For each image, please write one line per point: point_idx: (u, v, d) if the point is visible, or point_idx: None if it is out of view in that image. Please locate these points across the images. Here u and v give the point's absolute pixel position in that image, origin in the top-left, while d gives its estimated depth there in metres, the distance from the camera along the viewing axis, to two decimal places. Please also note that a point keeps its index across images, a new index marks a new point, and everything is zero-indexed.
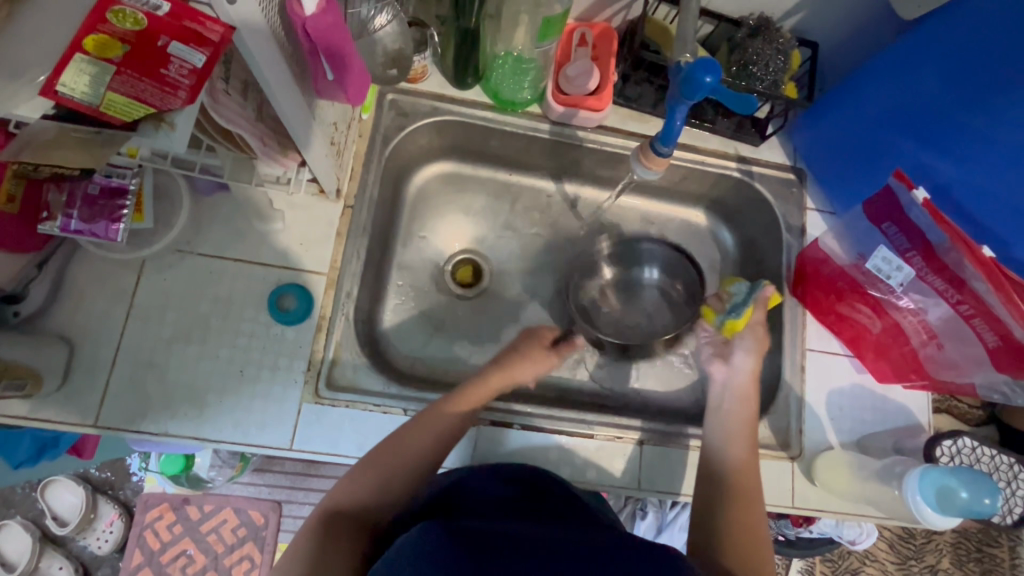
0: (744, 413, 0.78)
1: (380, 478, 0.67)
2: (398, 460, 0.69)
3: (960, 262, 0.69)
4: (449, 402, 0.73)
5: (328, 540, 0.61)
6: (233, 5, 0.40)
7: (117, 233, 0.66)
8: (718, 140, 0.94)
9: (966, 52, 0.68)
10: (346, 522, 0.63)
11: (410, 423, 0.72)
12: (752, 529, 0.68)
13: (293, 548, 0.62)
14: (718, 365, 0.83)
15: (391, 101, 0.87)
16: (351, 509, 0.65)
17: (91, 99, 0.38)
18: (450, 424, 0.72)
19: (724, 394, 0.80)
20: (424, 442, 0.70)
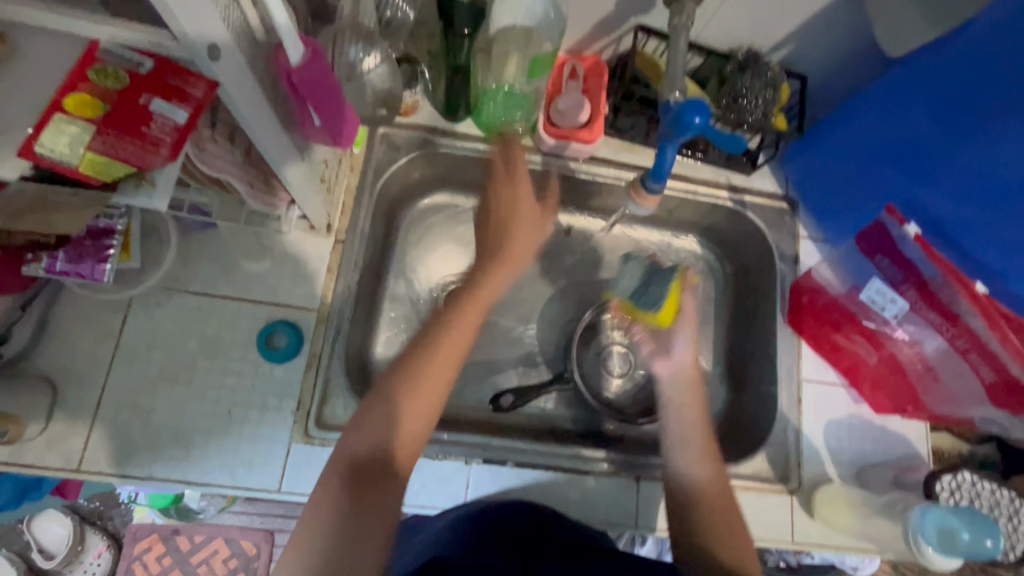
0: (694, 407, 0.72)
1: (400, 415, 0.56)
2: (416, 389, 0.58)
3: (954, 298, 0.70)
4: (455, 320, 0.63)
5: (360, 498, 0.51)
6: (216, 61, 0.39)
7: (102, 273, 0.64)
8: (710, 169, 0.94)
9: (954, 92, 0.69)
10: (372, 474, 0.53)
11: (412, 350, 0.61)
12: (727, 508, 0.64)
13: (311, 515, 0.50)
14: (661, 360, 0.77)
15: (383, 135, 0.86)
16: (373, 457, 0.53)
17: (69, 159, 0.38)
18: (461, 347, 0.62)
19: (676, 385, 0.74)
20: (439, 368, 0.60)
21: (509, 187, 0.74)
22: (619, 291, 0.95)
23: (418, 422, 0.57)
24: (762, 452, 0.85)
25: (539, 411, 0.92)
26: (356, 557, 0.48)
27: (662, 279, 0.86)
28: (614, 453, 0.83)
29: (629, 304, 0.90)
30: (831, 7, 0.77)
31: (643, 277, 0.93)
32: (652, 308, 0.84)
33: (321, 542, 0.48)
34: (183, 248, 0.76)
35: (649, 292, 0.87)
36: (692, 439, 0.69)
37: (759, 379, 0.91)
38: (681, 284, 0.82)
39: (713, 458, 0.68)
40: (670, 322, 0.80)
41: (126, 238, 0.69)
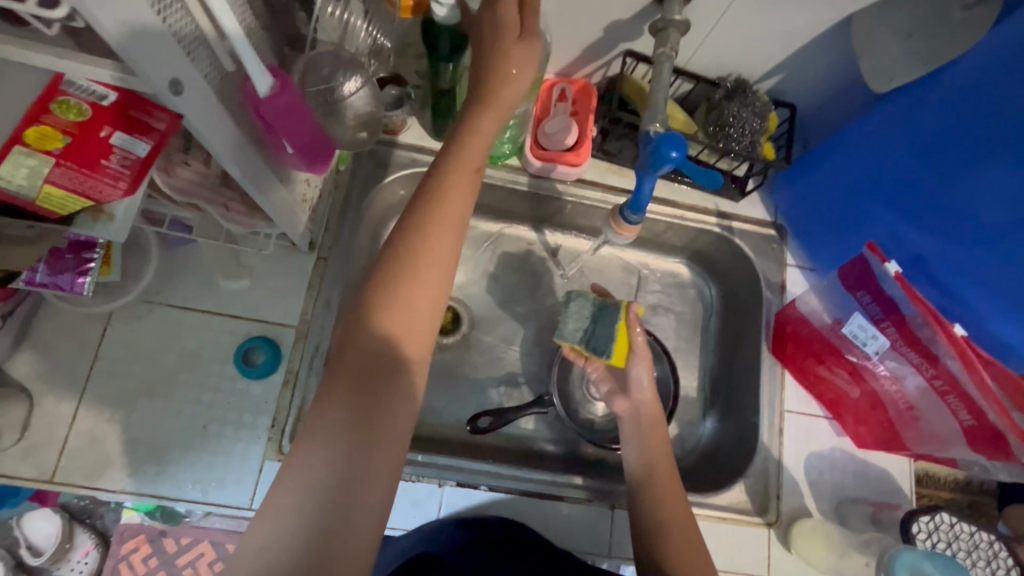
0: (660, 439, 0.74)
1: (401, 316, 0.55)
2: (412, 284, 0.56)
3: (933, 338, 0.69)
4: (445, 203, 0.59)
5: (367, 405, 0.52)
6: (179, 97, 0.40)
7: (82, 287, 0.65)
8: (698, 195, 0.94)
9: (937, 132, 0.69)
10: (378, 378, 0.53)
11: (402, 244, 0.57)
12: (692, 532, 0.68)
13: (319, 427, 0.51)
14: (620, 401, 0.79)
15: (370, 153, 0.86)
16: (375, 361, 0.54)
17: (27, 192, 0.38)
18: (457, 224, 0.59)
19: (636, 425, 0.76)
20: (435, 261, 0.57)
21: (491, 41, 0.60)
22: (563, 335, 0.81)
23: (418, 321, 0.56)
24: (741, 484, 0.84)
25: (519, 432, 0.91)
26: (371, 468, 0.50)
27: (607, 318, 0.80)
28: (591, 480, 0.81)
29: (580, 347, 0.80)
30: (818, 39, 0.77)
31: (589, 313, 0.82)
32: (601, 354, 0.78)
33: (333, 453, 0.50)
34: (165, 262, 0.77)
35: (597, 336, 0.80)
36: (661, 484, 0.70)
37: (742, 407, 0.90)
38: (629, 322, 0.78)
39: (677, 489, 0.71)
40: (624, 361, 0.78)
41: (108, 252, 0.70)
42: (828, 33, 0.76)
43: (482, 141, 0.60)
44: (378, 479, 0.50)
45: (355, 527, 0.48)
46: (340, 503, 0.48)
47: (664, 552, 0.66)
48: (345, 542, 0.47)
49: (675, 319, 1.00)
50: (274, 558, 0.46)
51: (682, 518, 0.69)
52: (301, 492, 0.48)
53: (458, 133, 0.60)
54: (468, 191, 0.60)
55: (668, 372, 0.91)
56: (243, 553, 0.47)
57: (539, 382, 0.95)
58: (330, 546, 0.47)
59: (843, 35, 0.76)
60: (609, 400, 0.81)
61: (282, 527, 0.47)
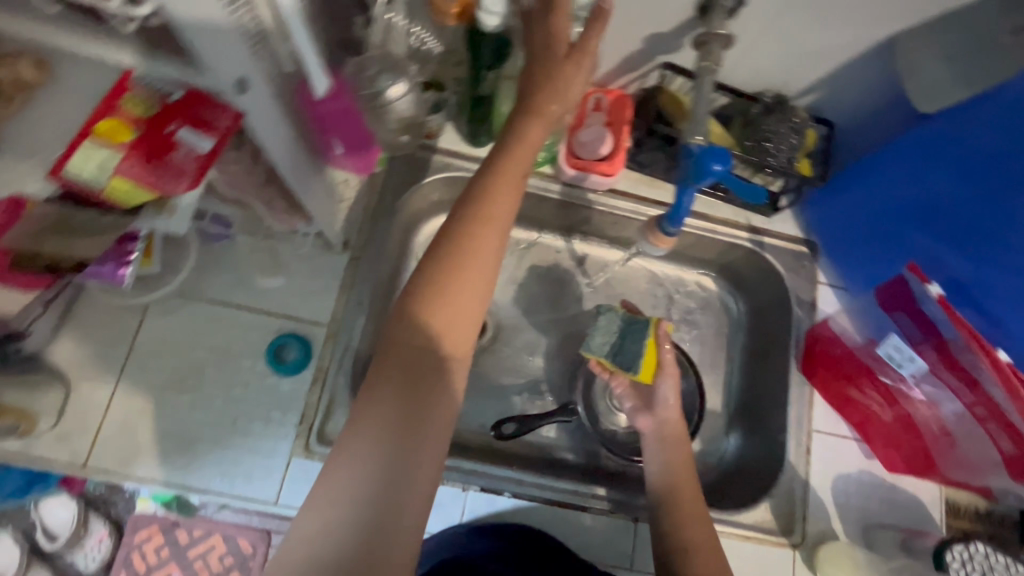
0: (683, 458, 0.73)
1: (446, 312, 0.56)
2: (457, 281, 0.57)
3: (975, 364, 0.69)
4: (491, 202, 0.59)
5: (413, 400, 0.52)
6: (242, 95, 0.41)
7: (124, 276, 0.66)
8: (730, 209, 0.93)
9: (984, 158, 0.67)
10: (422, 373, 0.54)
11: (447, 241, 0.58)
12: (714, 543, 0.67)
13: (364, 422, 0.51)
14: (642, 417, 0.77)
15: (405, 156, 0.87)
16: (421, 356, 0.54)
17: (97, 183, 0.40)
18: (504, 224, 0.60)
19: (659, 444, 0.74)
20: (480, 261, 0.58)
21: (544, 55, 0.61)
22: (591, 348, 0.80)
23: (462, 319, 0.57)
24: (766, 503, 0.83)
25: (541, 440, 0.91)
26: (417, 463, 0.50)
27: (635, 335, 0.78)
28: (614, 491, 0.81)
29: (606, 361, 0.79)
30: (862, 57, 0.76)
31: (618, 328, 0.80)
32: (628, 369, 0.77)
33: (381, 447, 0.50)
34: (201, 257, 0.78)
35: (625, 351, 0.78)
36: (683, 501, 0.69)
37: (767, 425, 0.89)
38: (658, 339, 0.77)
39: (696, 499, 0.70)
40: (651, 378, 0.76)
41: (149, 245, 0.71)
42: (872, 51, 0.75)
43: (531, 146, 0.62)
44: (422, 477, 0.50)
45: (401, 523, 0.48)
46: (387, 498, 0.49)
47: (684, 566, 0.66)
48: (392, 538, 0.47)
49: (701, 333, 0.99)
50: (323, 548, 0.46)
51: (703, 538, 0.67)
52: (349, 485, 0.49)
53: (509, 136, 0.61)
54: (514, 191, 0.60)
55: (694, 386, 0.90)
56: (293, 541, 0.48)
57: (563, 390, 0.95)
58: (377, 539, 0.47)
59: (887, 53, 0.76)
60: (632, 416, 0.79)
61: (331, 519, 0.47)
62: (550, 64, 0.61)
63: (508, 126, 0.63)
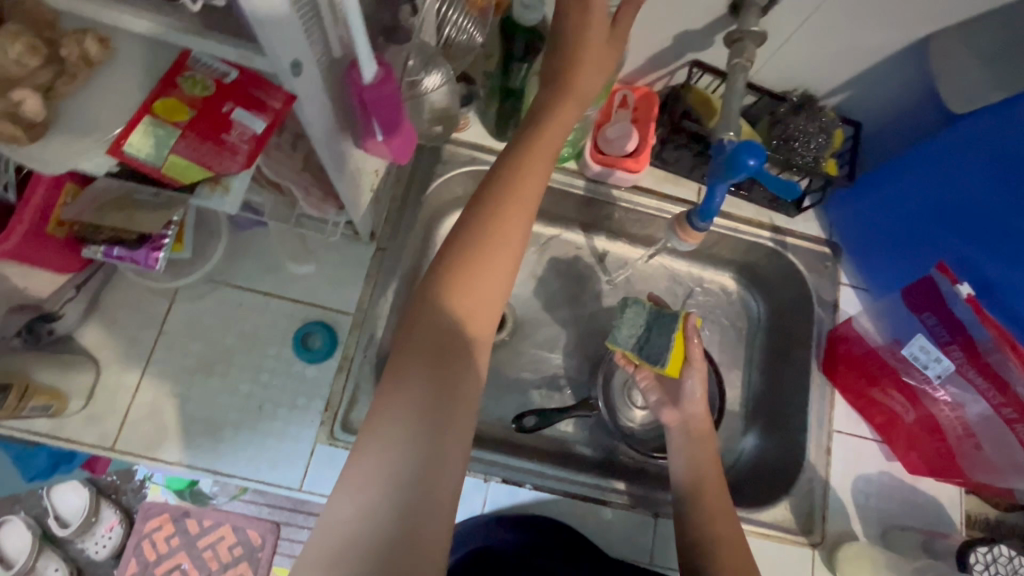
0: (709, 454, 0.73)
1: (473, 295, 0.56)
2: (483, 264, 0.57)
3: (1004, 363, 0.69)
4: (517, 187, 0.59)
5: (442, 381, 0.52)
6: (297, 78, 0.42)
7: (156, 261, 0.65)
8: (754, 209, 0.94)
9: (1016, 159, 0.68)
10: (450, 355, 0.53)
11: (474, 225, 0.58)
12: (737, 539, 0.67)
13: (394, 405, 0.51)
14: (668, 411, 0.77)
15: (432, 148, 0.88)
16: (448, 338, 0.54)
17: (154, 160, 0.41)
18: (529, 208, 0.60)
19: (687, 438, 0.74)
20: (504, 245, 0.58)
21: (579, 36, 0.60)
22: (616, 340, 0.79)
23: (487, 301, 0.57)
24: (786, 501, 0.83)
25: (559, 435, 0.91)
26: (449, 443, 0.50)
27: (663, 327, 0.78)
28: (633, 486, 0.81)
29: (631, 354, 0.79)
30: (892, 57, 0.77)
31: (644, 319, 0.80)
32: (656, 362, 0.76)
33: (413, 428, 0.50)
34: (231, 243, 0.79)
35: (652, 344, 0.78)
36: (708, 497, 0.69)
37: (787, 424, 0.89)
38: (687, 332, 0.76)
39: (721, 496, 0.70)
40: (678, 372, 0.76)
41: (180, 230, 0.71)
42: (903, 51, 0.76)
43: (559, 128, 0.62)
44: (454, 458, 0.50)
45: (437, 503, 0.48)
46: (422, 478, 0.48)
47: (708, 562, 0.66)
48: (428, 518, 0.47)
49: (720, 333, 0.99)
50: (360, 529, 0.45)
51: (727, 534, 0.67)
52: (383, 466, 0.48)
53: (534, 121, 0.62)
54: (540, 176, 0.61)
55: (714, 384, 0.91)
56: (327, 525, 0.47)
57: (581, 385, 0.95)
58: (414, 519, 0.46)
59: (918, 54, 0.76)
60: (658, 409, 0.79)
61: (368, 500, 0.47)
62: (588, 46, 0.61)
63: (534, 111, 0.63)
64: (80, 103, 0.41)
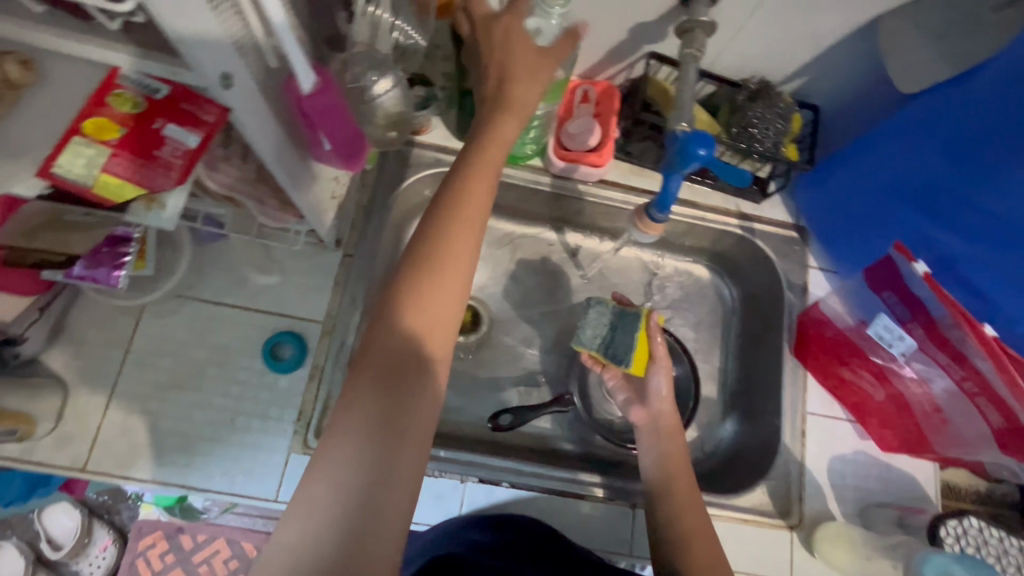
0: (678, 449, 0.73)
1: (425, 310, 0.55)
2: (436, 278, 0.56)
3: (962, 340, 0.69)
4: (467, 201, 0.59)
5: (392, 400, 0.51)
6: (227, 90, 0.42)
7: (117, 279, 0.67)
8: (720, 197, 0.94)
9: (966, 136, 0.68)
10: (404, 374, 0.52)
11: (425, 240, 0.58)
12: (703, 526, 0.68)
13: (345, 425, 0.50)
14: (636, 409, 0.77)
15: (396, 153, 0.87)
16: (401, 355, 0.53)
17: (85, 180, 0.40)
18: (479, 222, 0.60)
19: (656, 436, 0.75)
20: (457, 259, 0.57)
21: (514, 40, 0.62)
22: (581, 343, 0.80)
23: (442, 317, 0.56)
24: (763, 486, 0.83)
25: (538, 432, 0.92)
26: (398, 462, 0.49)
27: (630, 325, 0.79)
28: (610, 479, 0.81)
29: (597, 355, 0.79)
30: (843, 40, 0.78)
31: (609, 319, 0.81)
32: (619, 361, 0.77)
33: (361, 449, 0.48)
34: (196, 257, 0.79)
35: (616, 342, 0.78)
36: (677, 490, 0.70)
37: (763, 409, 0.90)
38: (649, 331, 0.77)
39: (691, 489, 0.71)
40: (643, 370, 0.76)
41: (143, 247, 0.72)
42: (853, 34, 0.76)
43: (501, 143, 0.63)
44: (403, 478, 0.49)
45: (384, 523, 0.47)
46: (371, 500, 0.47)
47: (676, 549, 0.66)
48: (374, 541, 0.46)
49: (695, 321, 1.00)
50: (306, 555, 0.44)
51: (696, 524, 0.68)
52: (332, 488, 0.47)
53: (481, 133, 0.62)
54: (487, 187, 0.61)
55: (688, 373, 0.92)
56: (272, 549, 0.46)
57: (559, 381, 0.95)
58: (362, 539, 0.45)
59: (868, 36, 0.76)
60: (626, 409, 0.79)
61: (315, 523, 0.46)
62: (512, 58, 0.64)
63: (479, 127, 0.63)
64: (14, 127, 0.41)
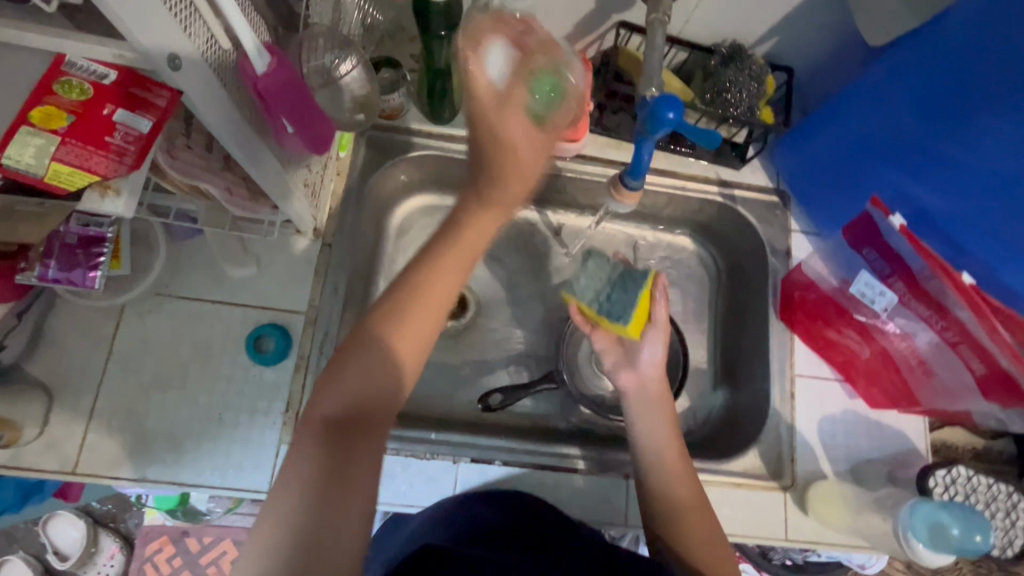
0: (666, 432, 0.70)
1: (380, 370, 0.51)
2: (399, 348, 0.52)
3: (942, 290, 0.69)
4: (441, 266, 0.55)
5: (339, 460, 0.47)
6: (176, 71, 0.41)
7: (94, 280, 0.67)
8: (699, 165, 0.93)
9: (936, 86, 0.68)
10: (353, 435, 0.48)
11: (387, 304, 0.54)
12: (699, 500, 0.68)
13: (287, 481, 0.46)
14: (624, 373, 0.74)
15: (369, 139, 0.86)
16: (353, 415, 0.49)
17: (36, 170, 0.40)
18: (451, 281, 0.56)
19: (642, 405, 0.72)
20: (421, 320, 0.54)
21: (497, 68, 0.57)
22: (575, 293, 0.83)
23: (396, 379, 0.52)
24: (755, 450, 0.84)
25: (531, 411, 0.92)
26: (343, 527, 0.44)
27: (633, 285, 0.79)
28: (592, 452, 0.83)
29: (588, 308, 0.80)
30: None
31: (607, 279, 0.83)
32: (619, 319, 0.75)
33: (302, 506, 0.44)
34: (172, 255, 0.78)
35: (612, 302, 0.78)
36: (669, 468, 0.68)
37: (752, 374, 0.90)
38: (654, 292, 0.76)
39: (686, 468, 0.69)
40: (638, 333, 0.74)
41: (116, 246, 0.71)
42: None
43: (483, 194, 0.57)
44: (347, 543, 0.44)
45: None
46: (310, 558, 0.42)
47: (670, 518, 0.66)
48: None
49: (682, 293, 1.00)
50: None
51: (689, 499, 0.67)
52: (268, 544, 0.43)
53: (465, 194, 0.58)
54: (463, 241, 0.57)
55: (676, 343, 0.92)
56: None
57: (549, 360, 0.95)
58: None
59: None
60: (614, 374, 0.75)
61: None
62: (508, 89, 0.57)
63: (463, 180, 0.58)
64: None
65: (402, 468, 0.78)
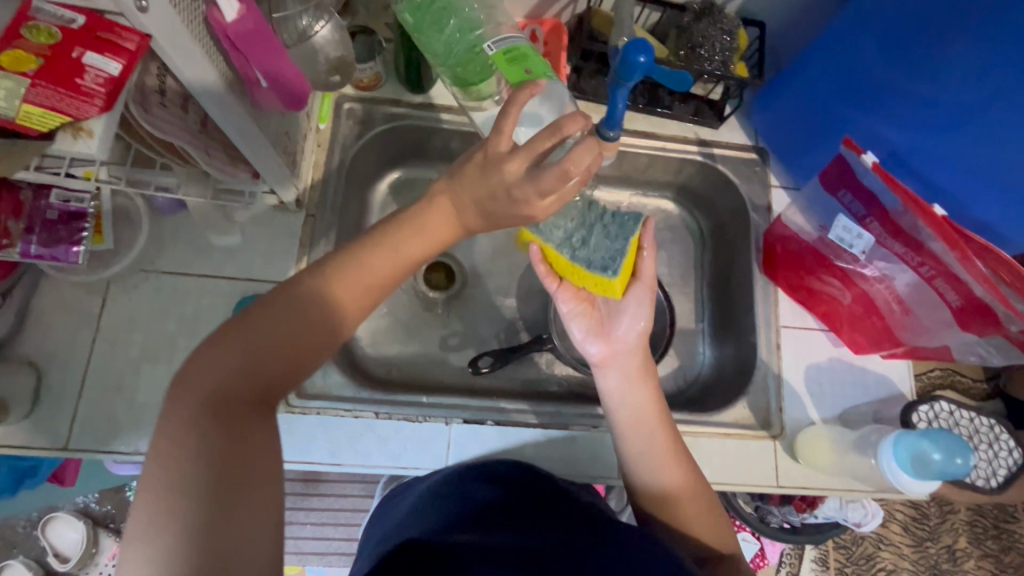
0: (646, 396, 0.71)
1: (278, 365, 0.53)
2: (302, 347, 0.54)
3: (915, 224, 0.71)
4: (357, 266, 0.57)
5: (236, 431, 0.49)
6: (143, 14, 0.42)
7: (77, 255, 0.68)
8: (677, 125, 0.94)
9: (902, 23, 0.70)
10: (250, 413, 0.50)
11: (297, 293, 0.55)
12: (687, 482, 0.68)
13: (180, 447, 0.47)
14: (596, 337, 0.72)
15: (349, 110, 0.86)
16: (252, 394, 0.51)
17: (7, 112, 0.43)
18: (378, 278, 0.59)
19: (626, 355, 0.71)
20: (341, 313, 0.56)
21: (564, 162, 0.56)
22: (541, 233, 0.73)
23: (302, 363, 0.54)
24: (743, 401, 0.85)
25: (523, 376, 0.93)
26: (243, 496, 0.46)
27: (619, 231, 0.72)
28: (540, 407, 0.83)
29: (553, 254, 0.72)
30: None
31: (575, 222, 0.75)
32: (606, 271, 0.69)
33: (197, 474, 0.46)
34: (156, 231, 0.78)
35: (587, 248, 0.71)
36: (659, 450, 0.68)
37: (739, 329, 0.91)
38: (643, 240, 0.71)
39: (689, 474, 0.68)
40: (622, 292, 0.71)
41: (97, 221, 0.72)
42: None
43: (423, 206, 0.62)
44: (254, 512, 0.46)
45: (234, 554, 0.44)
46: (213, 534, 0.44)
47: (662, 491, 0.67)
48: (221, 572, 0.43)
49: (668, 256, 1.01)
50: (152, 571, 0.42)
51: (690, 494, 0.68)
52: (162, 509, 0.44)
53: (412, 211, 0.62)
54: (390, 243, 0.60)
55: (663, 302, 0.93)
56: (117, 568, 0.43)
57: (538, 325, 0.96)
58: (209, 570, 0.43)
59: None
60: (585, 343, 0.73)
61: (152, 549, 0.43)
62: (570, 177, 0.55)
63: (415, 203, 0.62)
64: None
65: (395, 432, 0.79)
